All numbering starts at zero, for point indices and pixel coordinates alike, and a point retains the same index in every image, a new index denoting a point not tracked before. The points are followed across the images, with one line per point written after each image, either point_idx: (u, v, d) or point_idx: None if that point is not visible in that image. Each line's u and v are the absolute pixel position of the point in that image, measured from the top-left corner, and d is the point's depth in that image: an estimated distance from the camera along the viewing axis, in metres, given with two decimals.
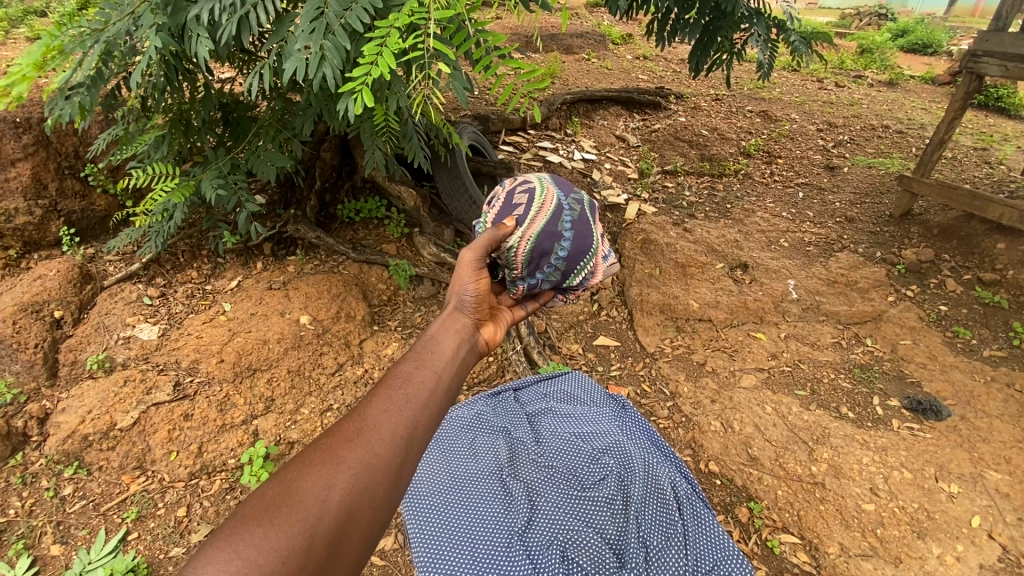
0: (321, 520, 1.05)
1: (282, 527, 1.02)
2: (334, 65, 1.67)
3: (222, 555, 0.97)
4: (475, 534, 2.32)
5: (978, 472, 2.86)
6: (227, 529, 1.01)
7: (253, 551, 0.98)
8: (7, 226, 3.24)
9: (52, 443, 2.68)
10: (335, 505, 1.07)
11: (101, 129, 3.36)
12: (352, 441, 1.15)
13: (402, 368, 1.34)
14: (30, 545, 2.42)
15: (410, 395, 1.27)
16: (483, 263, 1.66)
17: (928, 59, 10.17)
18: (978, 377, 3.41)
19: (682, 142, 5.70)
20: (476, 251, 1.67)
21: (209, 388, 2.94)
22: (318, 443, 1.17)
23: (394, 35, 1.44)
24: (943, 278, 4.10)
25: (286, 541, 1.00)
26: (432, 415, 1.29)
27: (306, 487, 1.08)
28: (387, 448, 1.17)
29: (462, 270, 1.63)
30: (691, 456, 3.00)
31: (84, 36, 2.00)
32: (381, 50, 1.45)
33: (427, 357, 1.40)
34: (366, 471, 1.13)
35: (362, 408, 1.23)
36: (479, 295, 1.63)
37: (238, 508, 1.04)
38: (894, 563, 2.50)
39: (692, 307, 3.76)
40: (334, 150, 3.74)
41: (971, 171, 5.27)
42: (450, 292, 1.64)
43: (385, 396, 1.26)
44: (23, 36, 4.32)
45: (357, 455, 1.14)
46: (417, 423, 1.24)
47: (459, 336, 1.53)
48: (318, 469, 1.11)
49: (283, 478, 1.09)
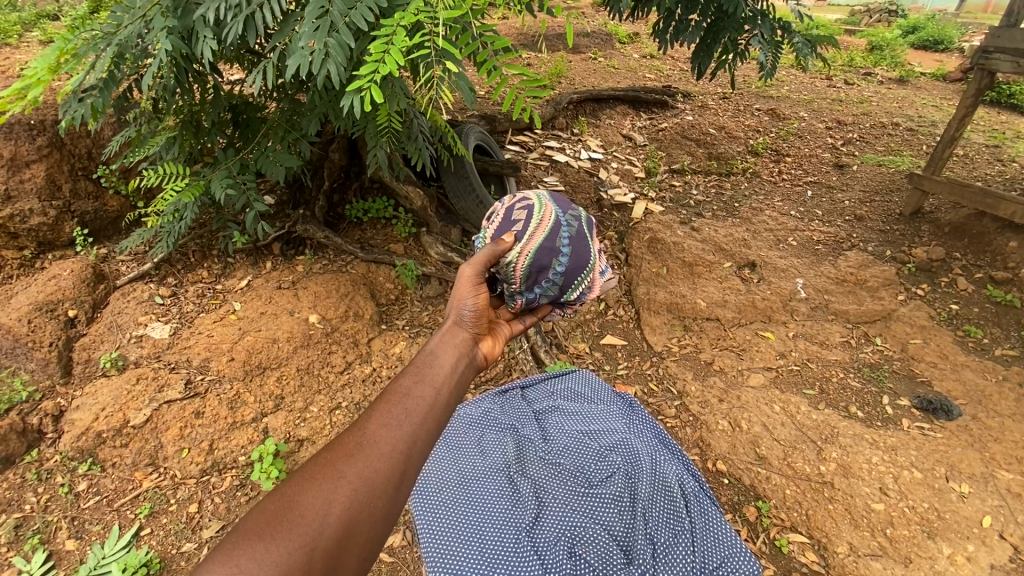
0: (322, 535, 1.06)
1: (283, 542, 1.03)
2: (338, 62, 1.67)
3: (224, 569, 0.99)
4: (483, 531, 2.33)
5: (990, 471, 2.84)
6: (229, 543, 1.03)
7: (254, 566, 1.00)
8: (23, 227, 3.29)
9: (67, 440, 2.73)
10: (336, 520, 1.09)
11: (114, 131, 3.42)
12: (352, 456, 1.17)
13: (401, 384, 1.34)
14: (45, 540, 2.45)
15: (410, 410, 1.29)
16: (482, 279, 1.67)
17: (939, 57, 10.08)
18: (989, 376, 3.38)
19: (689, 141, 5.68)
20: (476, 267, 1.68)
21: (220, 386, 2.98)
22: (318, 458, 1.18)
23: (401, 33, 1.45)
24: (954, 276, 4.06)
25: (288, 555, 1.02)
26: (432, 428, 1.30)
27: (307, 501, 1.09)
28: (387, 462, 1.18)
29: (462, 285, 1.64)
30: (699, 454, 3.00)
31: (97, 38, 2.04)
32: (388, 48, 1.46)
33: (427, 371, 1.41)
34: (365, 486, 1.14)
35: (362, 422, 1.24)
36: (478, 310, 1.64)
37: (240, 521, 1.06)
38: (904, 563, 2.48)
39: (700, 306, 3.77)
40: (343, 150, 3.79)
41: (983, 169, 5.22)
42: (449, 306, 1.65)
43: (385, 410, 1.27)
44: (38, 39, 4.39)
45: (357, 470, 1.15)
46: (417, 437, 1.25)
47: (457, 351, 1.54)
48: (318, 484, 1.12)
49: (284, 492, 1.11)
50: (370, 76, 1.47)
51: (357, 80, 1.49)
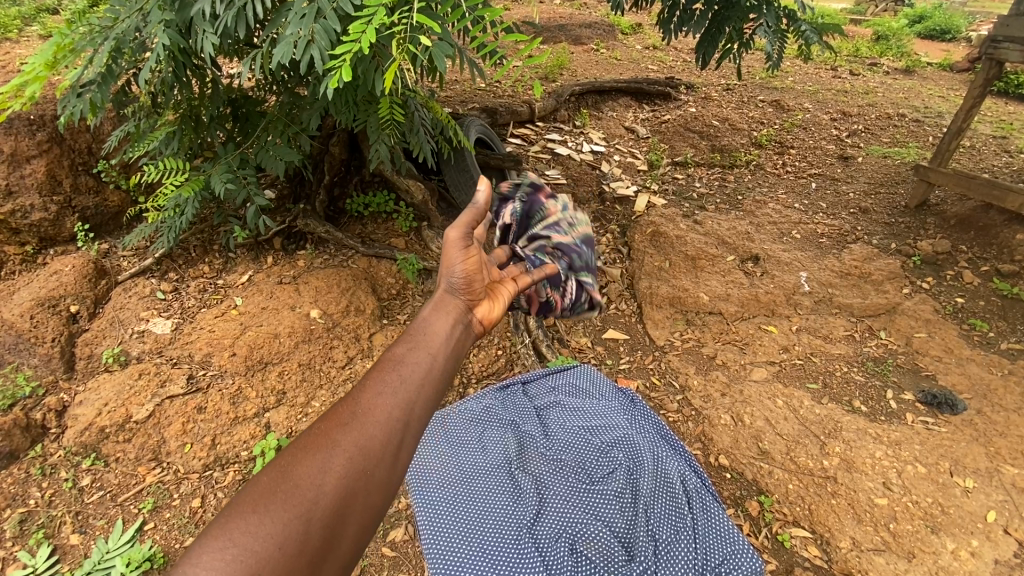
0: (317, 504, 1.05)
1: (277, 514, 1.01)
2: (322, 47, 1.65)
3: (217, 544, 0.97)
4: (484, 526, 2.33)
5: (995, 466, 2.82)
6: (223, 519, 1.02)
7: (248, 539, 0.98)
8: (24, 223, 3.28)
9: (71, 435, 2.73)
10: (331, 490, 1.07)
11: (114, 126, 3.40)
12: (346, 425, 1.15)
13: (395, 351, 1.32)
14: (50, 535, 2.46)
15: (404, 376, 1.26)
16: (470, 242, 1.64)
17: (946, 46, 9.95)
18: (994, 370, 3.35)
19: (692, 133, 5.63)
20: (462, 231, 1.63)
21: (222, 381, 2.98)
22: (312, 429, 1.17)
23: (379, 12, 1.40)
24: (960, 269, 4.02)
25: (282, 528, 1.00)
26: (429, 395, 1.27)
27: (302, 472, 1.08)
28: (382, 431, 1.17)
29: (450, 251, 1.60)
30: (702, 449, 2.98)
31: (95, 33, 2.02)
32: (367, 28, 1.42)
33: (421, 338, 1.38)
34: (360, 455, 1.12)
35: (357, 392, 1.22)
36: (467, 274, 1.59)
37: (234, 496, 1.05)
38: (907, 558, 2.47)
39: (702, 299, 3.75)
40: (343, 144, 3.78)
41: (990, 161, 5.17)
42: (438, 275, 1.60)
43: (379, 379, 1.25)
44: (38, 33, 4.38)
45: (351, 439, 1.14)
46: (412, 405, 1.23)
47: (452, 316, 1.50)
48: (312, 455, 1.11)
49: (278, 464, 1.09)
50: (346, 57, 1.44)
51: (333, 62, 1.46)
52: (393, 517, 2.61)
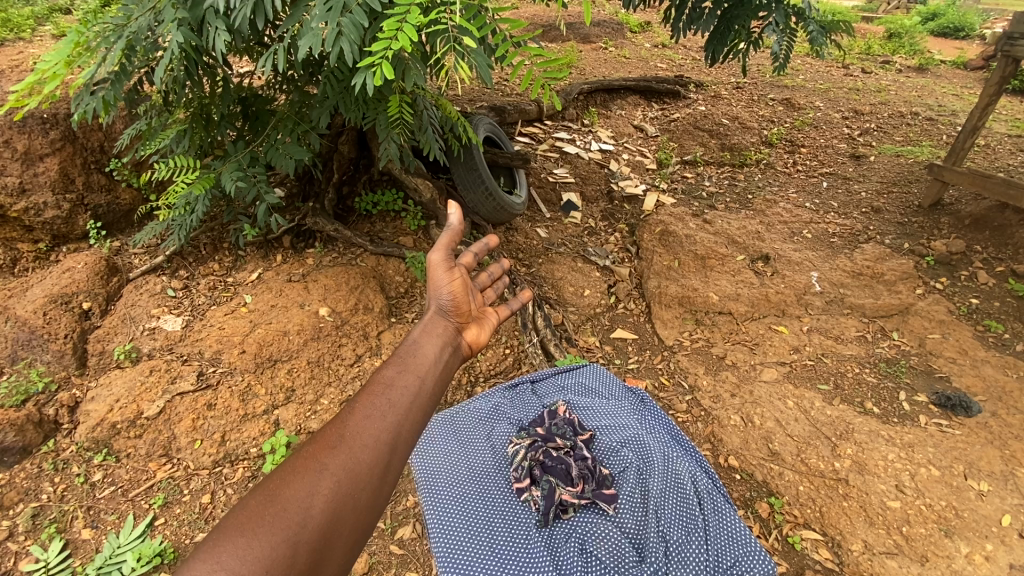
0: (304, 528, 1.04)
1: (264, 537, 1.01)
2: (352, 40, 1.62)
3: (204, 566, 0.96)
4: (494, 525, 2.34)
5: (1010, 470, 2.78)
6: (210, 542, 1.00)
7: (235, 562, 0.97)
8: (38, 220, 3.32)
9: (83, 431, 2.76)
10: (318, 513, 1.06)
11: (125, 124, 3.43)
12: (335, 448, 1.16)
13: (384, 374, 1.33)
14: (62, 529, 2.49)
15: (394, 400, 1.28)
16: (453, 264, 1.66)
17: (959, 43, 9.79)
18: (1010, 371, 3.30)
19: (702, 131, 5.57)
20: (444, 253, 1.66)
21: (232, 378, 3.00)
22: (301, 452, 1.16)
23: (416, 11, 1.38)
24: (975, 269, 3.98)
25: (269, 550, 0.99)
26: (417, 418, 1.28)
27: (290, 494, 1.07)
28: (370, 454, 1.17)
29: (434, 273, 1.63)
30: (711, 450, 2.97)
31: (108, 32, 2.02)
32: (402, 26, 1.40)
33: (410, 361, 1.40)
34: (349, 478, 1.12)
35: (345, 416, 1.23)
36: (455, 296, 1.62)
37: (223, 519, 1.04)
38: (920, 562, 2.44)
39: (712, 299, 3.72)
40: (351, 143, 3.71)
41: (1005, 159, 5.10)
42: (427, 296, 1.64)
43: (367, 402, 1.26)
44: (51, 33, 4.42)
45: (339, 462, 1.14)
46: (401, 428, 1.24)
47: (440, 340, 1.51)
48: (301, 477, 1.10)
49: (265, 487, 1.09)
50: (383, 54, 1.43)
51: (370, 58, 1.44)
52: (401, 515, 2.61)
